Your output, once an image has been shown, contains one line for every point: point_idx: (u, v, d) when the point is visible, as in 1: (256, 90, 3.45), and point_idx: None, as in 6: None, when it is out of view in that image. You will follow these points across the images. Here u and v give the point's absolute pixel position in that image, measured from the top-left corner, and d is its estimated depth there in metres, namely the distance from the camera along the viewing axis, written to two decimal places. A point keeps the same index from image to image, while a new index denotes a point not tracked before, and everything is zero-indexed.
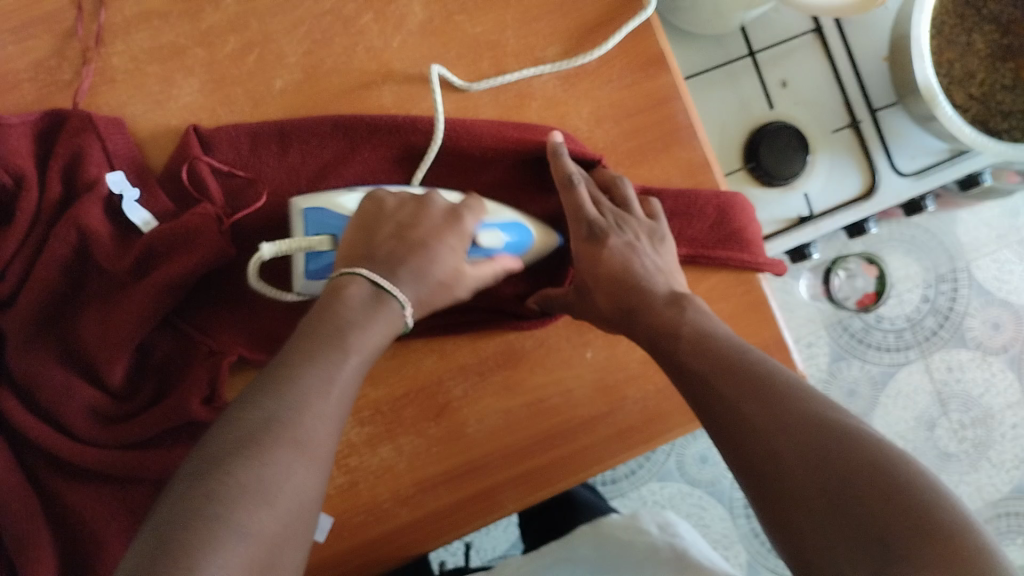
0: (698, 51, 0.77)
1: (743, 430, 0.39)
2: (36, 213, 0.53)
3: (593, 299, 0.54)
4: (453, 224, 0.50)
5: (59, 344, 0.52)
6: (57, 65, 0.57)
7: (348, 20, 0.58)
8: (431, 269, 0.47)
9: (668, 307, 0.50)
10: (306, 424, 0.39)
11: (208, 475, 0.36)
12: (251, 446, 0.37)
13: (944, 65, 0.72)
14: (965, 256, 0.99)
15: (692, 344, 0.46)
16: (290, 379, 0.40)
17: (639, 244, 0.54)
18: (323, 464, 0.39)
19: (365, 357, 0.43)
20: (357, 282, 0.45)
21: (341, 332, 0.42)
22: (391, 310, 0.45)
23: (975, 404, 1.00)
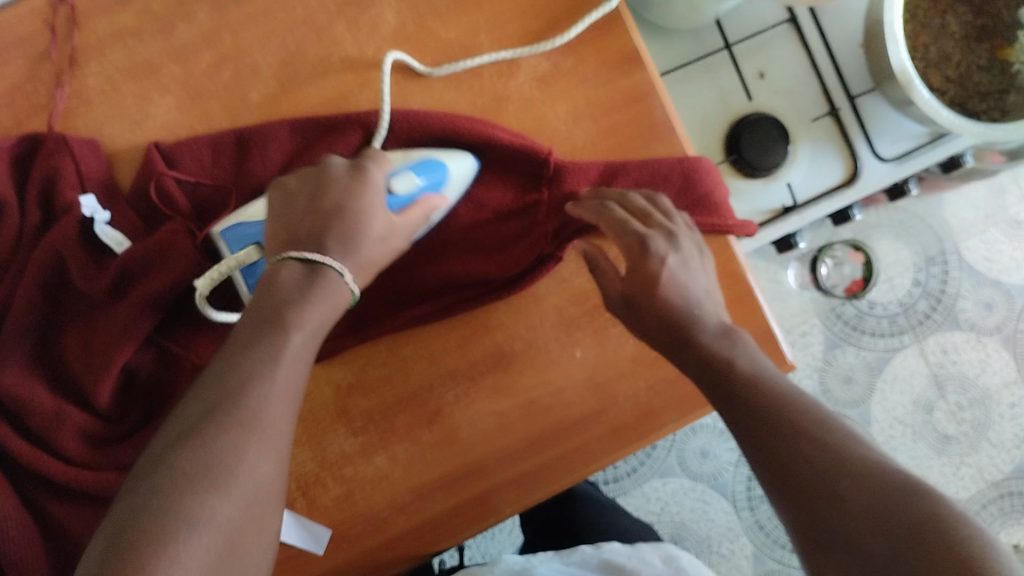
0: (673, 47, 0.77)
1: (774, 441, 0.39)
2: (19, 241, 0.54)
3: (641, 313, 0.51)
4: (358, 177, 0.49)
5: (45, 366, 0.53)
6: (32, 88, 0.57)
7: (322, 30, 0.58)
8: (361, 230, 0.47)
9: (717, 340, 0.46)
10: (252, 403, 0.39)
11: (157, 470, 0.37)
12: (198, 436, 0.38)
13: (920, 49, 0.73)
14: (953, 237, 1.00)
15: (747, 374, 0.43)
16: (232, 366, 0.40)
17: (692, 264, 0.52)
18: (278, 444, 0.39)
19: (312, 330, 0.43)
20: (288, 265, 0.45)
21: (279, 311, 0.42)
22: (332, 281, 0.45)
23: (972, 385, 1.00)
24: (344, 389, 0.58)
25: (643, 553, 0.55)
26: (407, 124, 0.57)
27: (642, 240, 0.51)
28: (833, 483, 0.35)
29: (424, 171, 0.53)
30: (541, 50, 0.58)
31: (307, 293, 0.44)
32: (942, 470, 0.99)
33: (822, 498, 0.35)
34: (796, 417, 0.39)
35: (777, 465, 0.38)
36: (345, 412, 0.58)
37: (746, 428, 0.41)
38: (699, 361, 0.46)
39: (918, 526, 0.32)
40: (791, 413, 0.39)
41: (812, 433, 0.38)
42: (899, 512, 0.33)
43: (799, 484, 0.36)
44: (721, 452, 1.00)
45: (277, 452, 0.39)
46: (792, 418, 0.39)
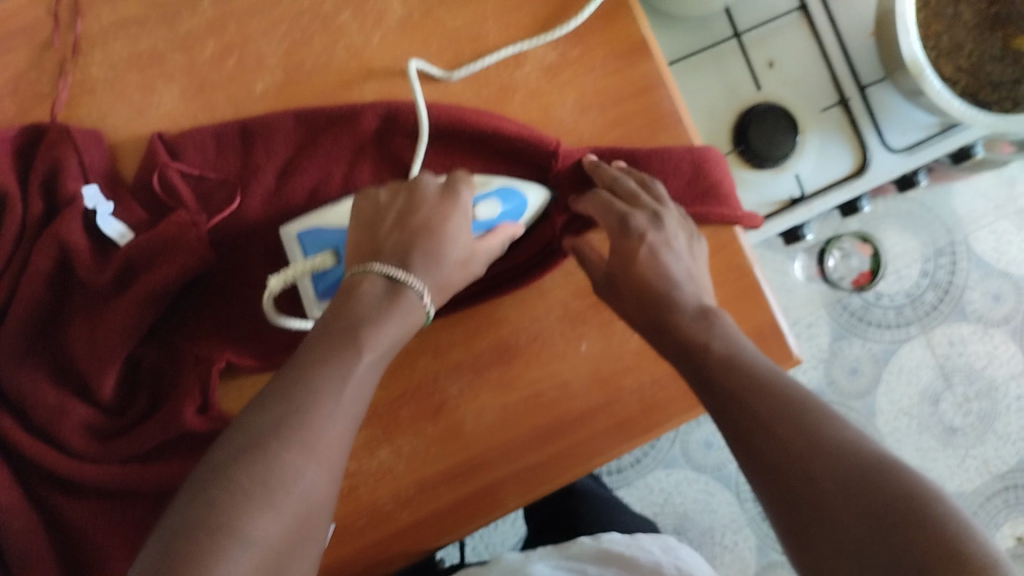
0: (682, 35, 0.76)
1: (765, 443, 0.38)
2: (20, 228, 0.53)
3: (620, 294, 0.52)
4: (449, 200, 0.49)
5: (48, 359, 0.52)
6: (35, 78, 0.56)
7: (326, 20, 0.58)
8: (445, 251, 0.47)
9: (696, 322, 0.47)
10: (318, 422, 0.39)
11: (215, 480, 0.36)
12: (261, 449, 0.37)
13: (931, 38, 0.72)
14: (962, 228, 0.99)
15: (723, 361, 0.43)
16: (304, 379, 0.40)
17: (675, 244, 0.52)
18: (335, 466, 0.39)
19: (382, 353, 0.43)
20: (369, 278, 0.45)
21: (356, 328, 0.43)
22: (408, 303, 0.45)
23: (978, 377, 0.99)
24: None
25: (642, 542, 0.55)
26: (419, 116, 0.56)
27: (623, 218, 0.52)
28: (809, 465, 0.36)
29: (504, 198, 0.53)
30: (553, 36, 0.57)
31: (382, 313, 0.44)
32: (947, 463, 0.99)
33: (798, 483, 0.36)
34: (768, 400, 0.39)
35: (761, 460, 0.38)
36: None
37: (731, 411, 0.41)
38: (679, 345, 0.46)
39: (901, 524, 0.32)
40: (767, 396, 0.39)
41: (787, 416, 0.38)
42: (888, 518, 0.32)
43: (775, 469, 0.37)
44: (726, 443, 0.99)
45: (333, 474, 0.39)
46: (768, 403, 0.39)
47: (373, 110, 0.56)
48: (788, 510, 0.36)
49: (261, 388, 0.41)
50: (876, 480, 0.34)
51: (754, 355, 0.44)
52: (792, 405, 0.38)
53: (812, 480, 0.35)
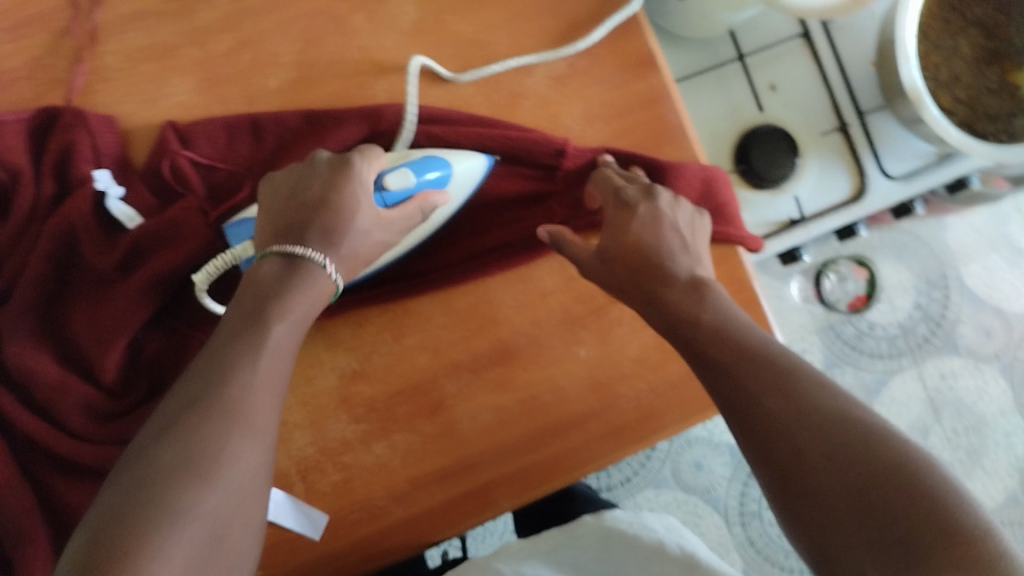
0: (687, 55, 0.78)
1: (762, 415, 0.38)
2: (32, 209, 0.53)
3: (611, 267, 0.52)
4: (342, 172, 0.49)
5: (50, 336, 0.53)
6: (52, 63, 0.57)
7: (341, 20, 0.59)
8: (346, 221, 0.47)
9: (684, 295, 0.47)
10: (239, 391, 0.39)
11: (139, 460, 0.36)
12: (183, 425, 0.37)
13: (931, 69, 0.73)
14: (955, 263, 1.00)
15: (711, 331, 0.44)
16: (219, 356, 0.40)
17: (671, 217, 0.52)
18: (264, 435, 0.39)
19: (295, 322, 0.43)
20: (269, 260, 0.45)
21: (264, 302, 0.43)
22: (315, 276, 0.45)
23: (968, 411, 1.00)
24: (348, 375, 0.58)
25: (646, 520, 0.52)
26: (431, 122, 0.58)
27: (617, 191, 0.53)
28: (794, 437, 0.36)
29: (422, 167, 0.53)
30: (564, 54, 0.59)
31: (289, 287, 0.44)
32: None
33: (787, 455, 0.36)
34: (756, 369, 0.40)
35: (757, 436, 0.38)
36: (348, 399, 0.58)
37: (727, 386, 0.41)
38: (667, 316, 0.47)
39: (898, 493, 0.32)
40: (754, 368, 0.40)
41: (785, 391, 0.38)
42: (889, 488, 0.32)
43: (767, 447, 0.37)
44: (716, 466, 1.00)
45: (264, 443, 0.39)
46: (761, 384, 0.39)
47: (390, 113, 0.57)
48: (780, 484, 0.36)
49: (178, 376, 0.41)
50: (867, 452, 0.34)
51: (758, 334, 0.43)
52: (781, 373, 0.39)
53: (799, 454, 0.35)
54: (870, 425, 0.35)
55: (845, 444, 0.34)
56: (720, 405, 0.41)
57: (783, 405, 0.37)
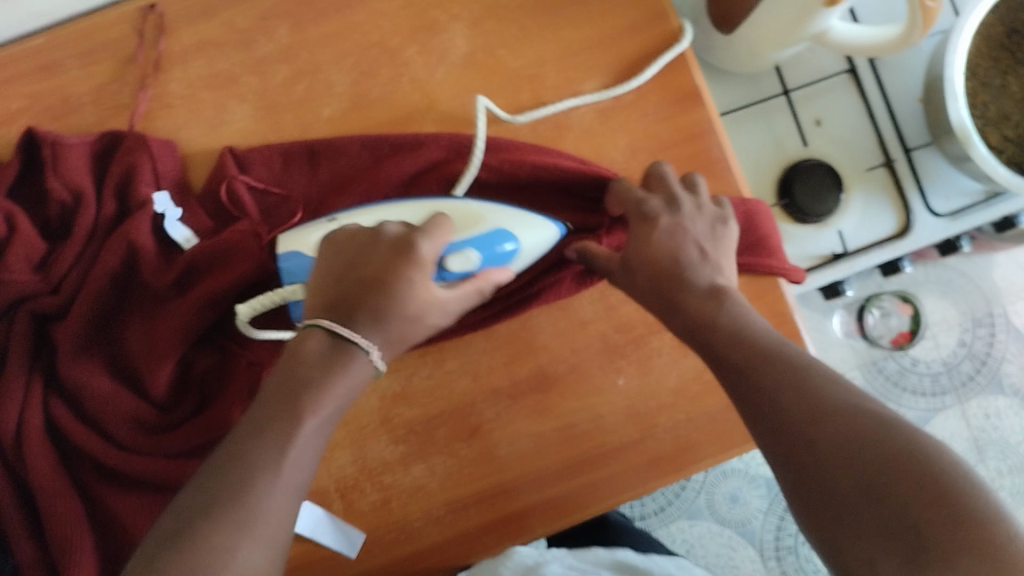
0: (732, 90, 0.78)
1: (795, 436, 0.39)
2: (92, 228, 0.55)
3: (631, 273, 0.52)
4: (405, 253, 0.47)
5: (105, 351, 0.55)
6: (117, 89, 0.60)
7: (393, 51, 0.61)
8: (394, 308, 0.46)
9: (705, 301, 0.48)
10: (252, 494, 0.39)
11: (144, 575, 0.36)
12: (192, 531, 0.37)
13: (978, 107, 0.73)
14: (1002, 300, 0.99)
15: (729, 336, 0.45)
16: (239, 457, 0.40)
17: (693, 226, 0.52)
18: (274, 540, 0.39)
19: (325, 417, 0.43)
20: (316, 334, 0.44)
21: (297, 393, 0.42)
22: (357, 362, 0.44)
23: (1013, 452, 0.98)
24: (390, 398, 0.59)
25: None
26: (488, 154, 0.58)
27: (640, 203, 0.53)
28: (825, 460, 0.37)
29: (488, 243, 0.51)
30: (615, 93, 0.60)
31: (327, 374, 0.43)
32: None
33: (820, 481, 0.37)
34: (790, 388, 0.41)
35: (790, 457, 0.39)
36: (388, 420, 0.59)
37: (748, 392, 0.43)
38: (688, 320, 0.48)
39: (923, 516, 0.33)
40: (785, 401, 0.40)
41: (802, 394, 0.40)
42: (917, 509, 0.34)
43: (799, 468, 0.38)
44: (751, 498, 0.99)
45: (274, 547, 0.39)
46: (778, 391, 0.41)
47: (441, 142, 0.58)
48: (798, 481, 0.38)
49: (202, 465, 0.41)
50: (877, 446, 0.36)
51: (775, 338, 0.45)
52: (811, 394, 0.40)
53: (831, 484, 0.37)
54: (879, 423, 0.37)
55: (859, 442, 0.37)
56: (742, 411, 0.43)
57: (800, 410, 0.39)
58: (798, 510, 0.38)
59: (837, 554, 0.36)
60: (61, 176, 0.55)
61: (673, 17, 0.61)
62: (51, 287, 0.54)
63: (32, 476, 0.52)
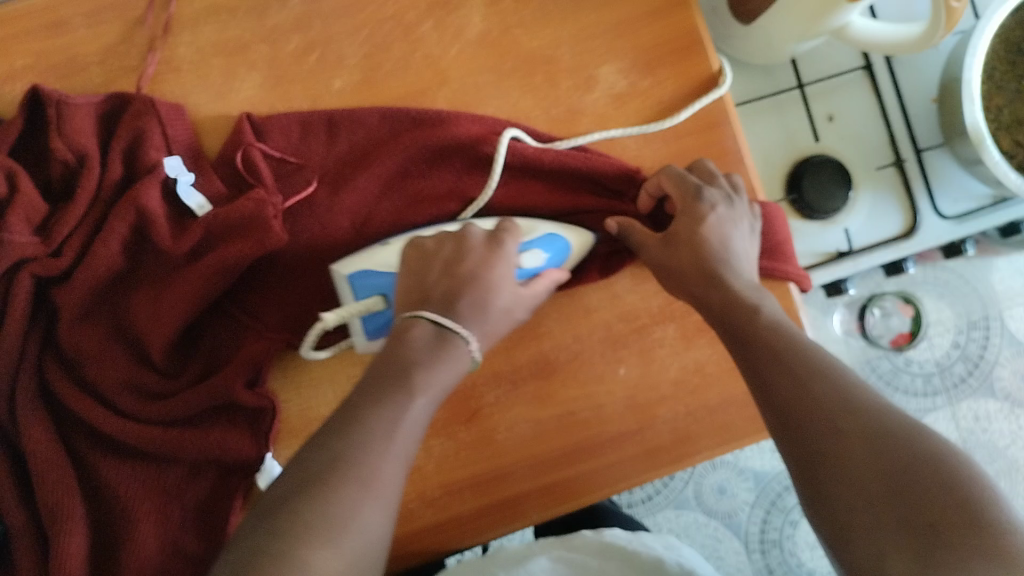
0: (748, 80, 0.77)
1: (822, 420, 0.40)
2: (96, 191, 0.54)
3: (675, 252, 0.53)
4: (493, 249, 0.51)
5: (108, 318, 0.54)
6: (125, 51, 0.59)
7: (409, 27, 0.59)
8: (489, 299, 0.50)
9: (746, 289, 0.50)
10: (370, 458, 0.41)
11: (278, 518, 0.39)
12: (320, 485, 0.40)
13: (992, 110, 0.72)
14: (999, 304, 0.98)
15: (768, 322, 0.46)
16: (359, 422, 0.42)
17: (739, 222, 0.54)
18: (390, 501, 0.41)
19: (433, 395, 0.45)
20: (419, 324, 0.47)
21: (408, 371, 0.45)
22: (458, 349, 0.47)
23: (1000, 455, 0.99)
24: None
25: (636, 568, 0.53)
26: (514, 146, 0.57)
27: (697, 189, 0.54)
28: (848, 450, 0.38)
29: (547, 244, 0.54)
30: (649, 131, 0.59)
31: (433, 359, 0.46)
32: None
33: (836, 471, 0.38)
34: (824, 377, 0.41)
35: (809, 445, 0.40)
36: None
37: (758, 373, 0.44)
38: (725, 303, 0.49)
39: (936, 519, 0.34)
40: (808, 393, 0.41)
41: (815, 373, 0.42)
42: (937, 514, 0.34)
43: (816, 455, 0.39)
44: (739, 491, 0.99)
45: (389, 508, 0.41)
46: (788, 364, 0.43)
47: (464, 120, 0.58)
48: (811, 465, 0.39)
49: (319, 429, 0.44)
50: (873, 419, 0.39)
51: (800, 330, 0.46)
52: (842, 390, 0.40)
53: (850, 473, 0.37)
54: (869, 402, 0.40)
55: (876, 427, 0.38)
56: (755, 395, 0.44)
57: (800, 387, 0.41)
58: (804, 493, 0.40)
59: (841, 535, 0.37)
60: (65, 137, 0.54)
61: (712, 60, 0.60)
62: (52, 250, 0.52)
63: (25, 437, 0.52)
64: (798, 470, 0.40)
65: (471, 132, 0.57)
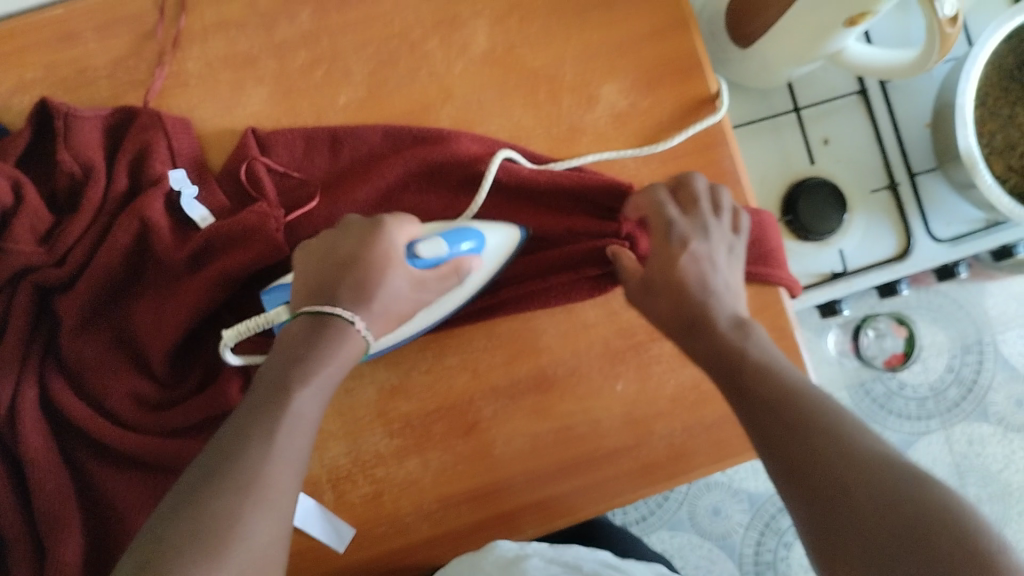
0: (745, 103, 0.79)
1: (819, 459, 0.37)
2: (102, 203, 0.55)
3: (654, 299, 0.52)
4: (374, 229, 0.50)
5: (110, 328, 0.55)
6: (134, 64, 0.60)
7: (414, 45, 0.61)
8: (371, 280, 0.49)
9: (731, 330, 0.47)
10: (251, 460, 0.40)
11: (152, 545, 0.37)
12: (194, 501, 0.38)
13: (985, 136, 0.74)
14: (992, 329, 0.99)
15: (758, 369, 0.44)
16: (238, 430, 0.42)
17: (719, 257, 0.52)
18: (278, 502, 0.40)
19: (317, 385, 0.45)
20: (298, 321, 0.47)
21: (288, 369, 0.45)
22: (344, 332, 0.47)
23: (993, 480, 0.99)
24: (387, 391, 0.59)
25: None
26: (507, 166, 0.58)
27: (669, 226, 0.53)
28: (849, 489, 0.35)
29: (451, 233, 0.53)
30: (646, 152, 0.60)
31: (314, 349, 0.46)
32: None
33: (842, 515, 0.35)
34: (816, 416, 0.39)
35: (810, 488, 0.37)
36: (385, 413, 0.59)
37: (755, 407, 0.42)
38: (712, 349, 0.47)
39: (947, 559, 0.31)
40: (804, 434, 0.39)
41: (806, 414, 0.39)
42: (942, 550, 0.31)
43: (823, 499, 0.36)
44: (734, 512, 0.99)
45: (279, 509, 0.40)
46: (778, 410, 0.40)
47: (464, 138, 0.58)
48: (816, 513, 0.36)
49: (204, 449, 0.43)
50: (879, 475, 0.35)
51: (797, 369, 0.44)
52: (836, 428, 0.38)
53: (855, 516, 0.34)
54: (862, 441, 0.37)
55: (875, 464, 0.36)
56: (749, 428, 0.42)
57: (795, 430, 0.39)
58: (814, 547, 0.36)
59: None
60: (73, 149, 0.55)
61: (711, 82, 0.61)
62: (56, 259, 0.53)
63: (24, 447, 0.51)
64: (805, 522, 0.36)
65: (471, 150, 0.58)
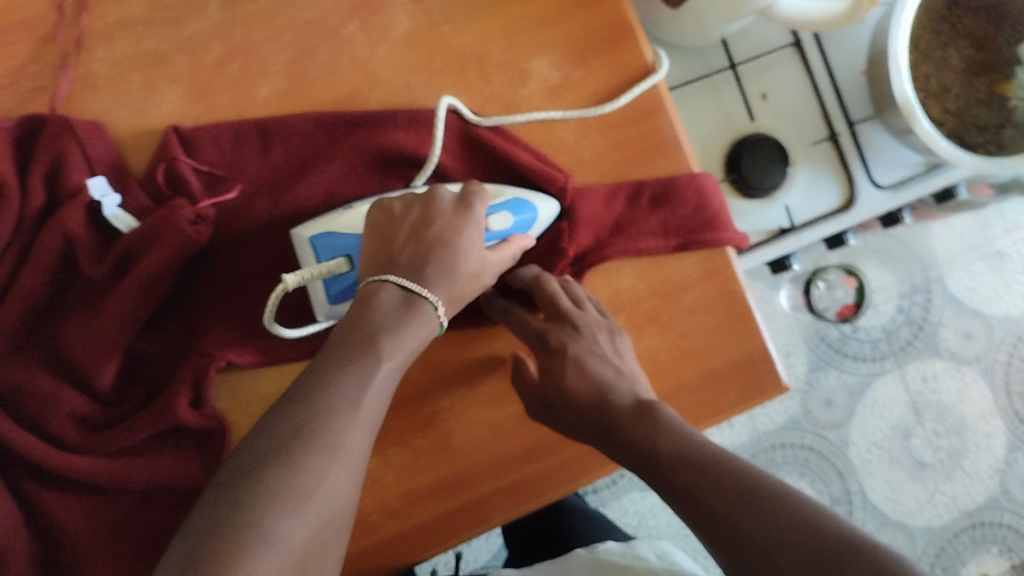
0: (680, 64, 0.77)
1: (745, 542, 0.39)
2: (19, 220, 0.52)
3: (557, 408, 0.54)
4: (463, 213, 0.50)
5: (42, 353, 0.52)
6: (36, 70, 0.56)
7: (333, 29, 0.58)
8: (458, 264, 0.48)
9: (641, 424, 0.49)
10: (339, 422, 0.40)
11: (237, 488, 0.38)
12: (283, 452, 0.39)
13: (920, 80, 0.73)
14: (939, 267, 1.01)
15: (674, 457, 0.46)
16: (323, 386, 0.41)
17: (601, 343, 0.54)
18: (357, 466, 0.41)
19: (399, 360, 0.44)
20: (386, 288, 0.46)
21: (374, 336, 0.44)
22: (425, 313, 0.46)
23: (949, 414, 1.01)
24: None
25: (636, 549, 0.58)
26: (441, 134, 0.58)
27: (542, 336, 0.55)
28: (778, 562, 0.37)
29: (512, 209, 0.54)
30: (588, 117, 0.59)
31: (399, 323, 0.45)
32: (917, 496, 1.00)
33: None
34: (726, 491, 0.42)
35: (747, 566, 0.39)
36: None
37: (675, 486, 0.45)
38: (632, 449, 0.49)
39: None
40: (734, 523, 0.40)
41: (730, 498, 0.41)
42: None
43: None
44: None
45: (357, 473, 0.41)
46: (705, 501, 0.42)
47: (401, 120, 0.57)
48: None
49: (284, 391, 0.43)
50: (796, 540, 0.37)
51: (702, 438, 0.47)
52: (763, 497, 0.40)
53: None
54: (775, 505, 0.40)
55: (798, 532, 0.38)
56: (678, 506, 0.45)
57: (725, 507, 0.41)
58: None
59: None
60: None
61: (648, 52, 0.60)
62: None
63: None
64: None
65: (406, 134, 0.57)
